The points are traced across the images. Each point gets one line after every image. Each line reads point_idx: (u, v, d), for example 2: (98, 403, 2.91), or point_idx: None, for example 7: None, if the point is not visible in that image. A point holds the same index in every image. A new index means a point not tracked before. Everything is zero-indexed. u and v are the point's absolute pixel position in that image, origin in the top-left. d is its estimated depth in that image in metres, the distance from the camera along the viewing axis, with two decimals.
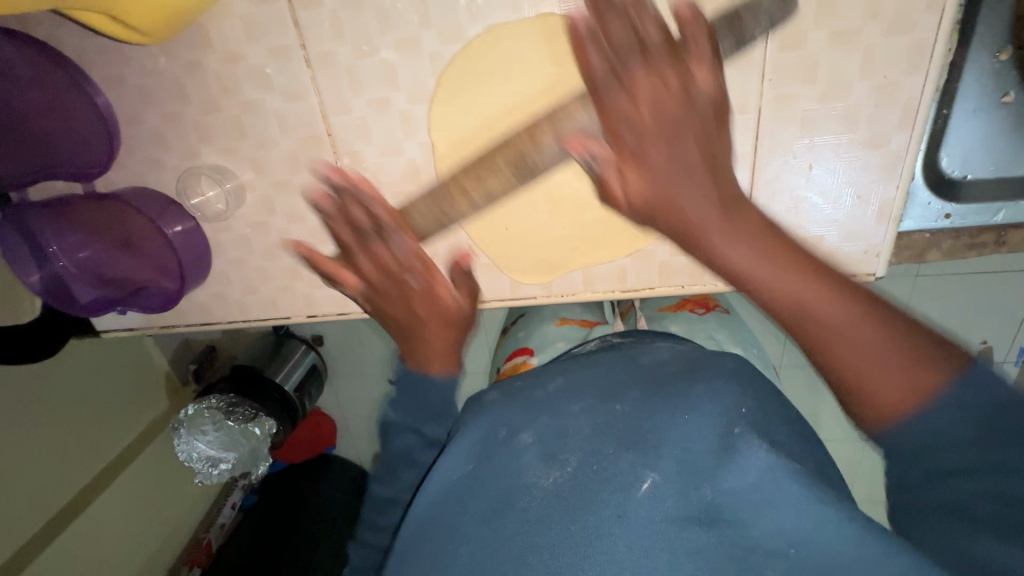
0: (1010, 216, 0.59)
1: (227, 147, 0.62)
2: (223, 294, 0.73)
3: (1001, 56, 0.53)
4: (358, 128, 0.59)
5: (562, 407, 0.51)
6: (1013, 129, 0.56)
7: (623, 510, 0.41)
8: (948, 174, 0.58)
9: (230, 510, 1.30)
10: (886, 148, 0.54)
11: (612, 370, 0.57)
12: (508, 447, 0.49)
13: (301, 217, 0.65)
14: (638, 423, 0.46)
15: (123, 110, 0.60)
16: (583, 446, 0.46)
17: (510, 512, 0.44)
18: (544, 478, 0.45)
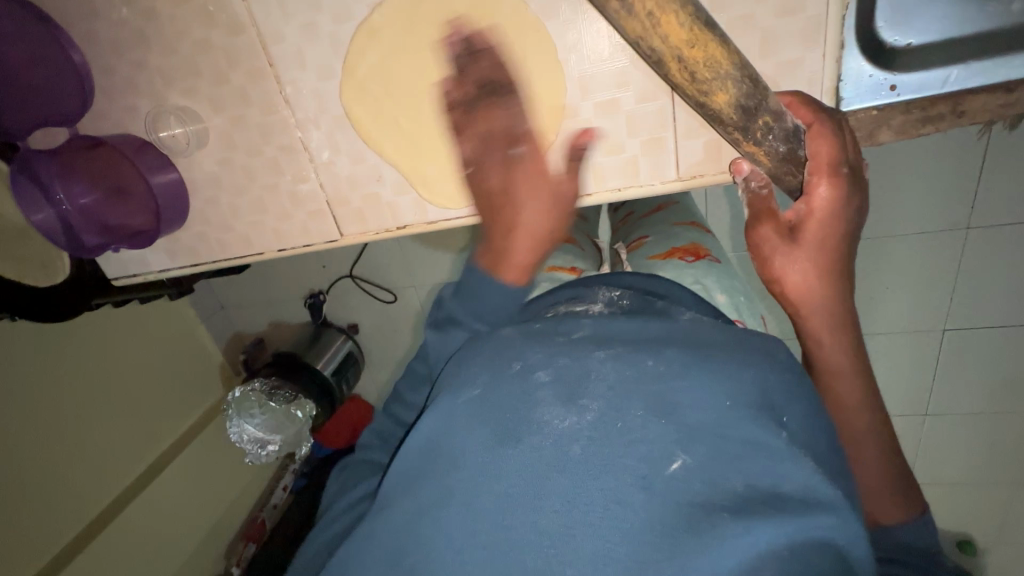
0: (962, 80, 0.55)
1: (188, 88, 0.68)
2: (204, 233, 0.80)
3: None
4: (295, 55, 0.63)
5: (586, 354, 0.50)
6: None
7: (630, 468, 0.42)
8: (887, 42, 0.55)
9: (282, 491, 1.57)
10: (803, 16, 0.52)
11: (646, 329, 0.53)
12: (527, 381, 0.48)
13: (259, 150, 0.71)
14: (661, 390, 0.46)
15: (100, 62, 0.68)
16: (604, 396, 0.46)
17: (519, 448, 0.45)
18: (560, 420, 0.45)
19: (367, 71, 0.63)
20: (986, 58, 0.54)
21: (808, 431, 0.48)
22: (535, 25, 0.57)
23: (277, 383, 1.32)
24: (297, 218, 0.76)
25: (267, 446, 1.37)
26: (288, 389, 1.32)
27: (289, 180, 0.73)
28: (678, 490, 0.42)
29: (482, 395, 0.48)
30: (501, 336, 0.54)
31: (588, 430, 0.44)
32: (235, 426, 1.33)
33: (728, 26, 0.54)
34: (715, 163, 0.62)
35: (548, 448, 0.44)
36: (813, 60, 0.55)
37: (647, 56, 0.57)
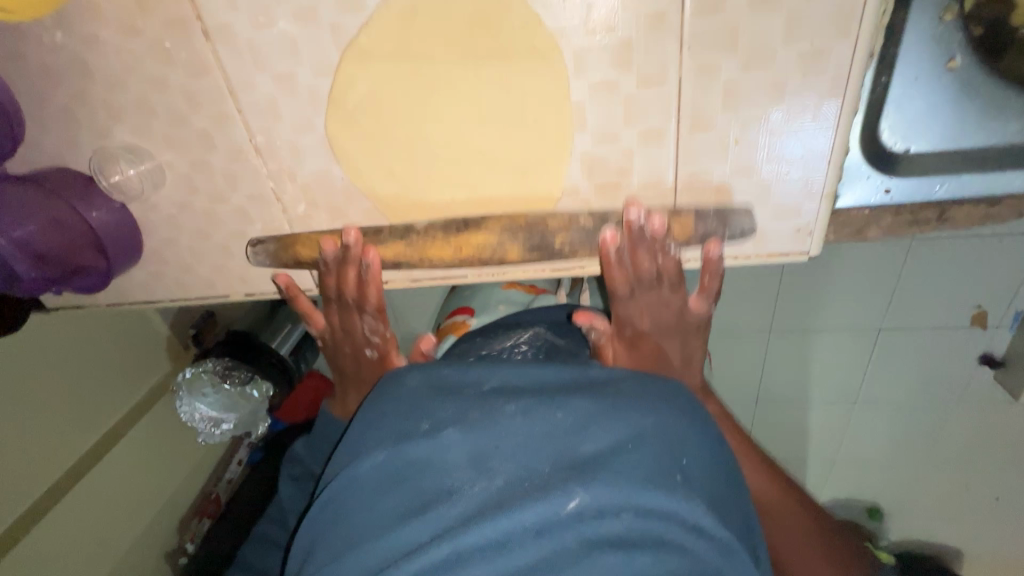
0: (952, 190, 0.56)
1: (139, 126, 0.60)
2: (160, 273, 0.73)
3: (945, 17, 0.51)
4: (269, 105, 0.57)
5: (496, 407, 0.48)
6: (956, 95, 0.53)
7: (521, 520, 0.40)
8: (887, 145, 0.55)
9: (236, 466, 1.22)
10: (810, 123, 0.52)
11: (556, 371, 0.53)
12: (433, 443, 0.46)
13: (224, 196, 0.64)
14: (568, 443, 0.45)
15: (30, 88, 0.58)
16: (510, 456, 0.45)
17: (424, 518, 0.43)
18: (466, 483, 0.44)
19: (358, 106, 0.55)
20: (974, 173, 0.55)
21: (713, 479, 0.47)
22: (545, 96, 0.53)
23: (232, 364, 1.08)
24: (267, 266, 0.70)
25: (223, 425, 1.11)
26: (246, 371, 1.09)
27: (259, 229, 0.67)
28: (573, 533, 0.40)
29: (389, 461, 0.47)
30: (411, 387, 0.54)
31: (490, 495, 0.43)
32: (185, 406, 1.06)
33: (739, 125, 0.52)
34: None
35: (448, 510, 0.43)
36: (816, 166, 0.54)
37: (654, 144, 0.54)
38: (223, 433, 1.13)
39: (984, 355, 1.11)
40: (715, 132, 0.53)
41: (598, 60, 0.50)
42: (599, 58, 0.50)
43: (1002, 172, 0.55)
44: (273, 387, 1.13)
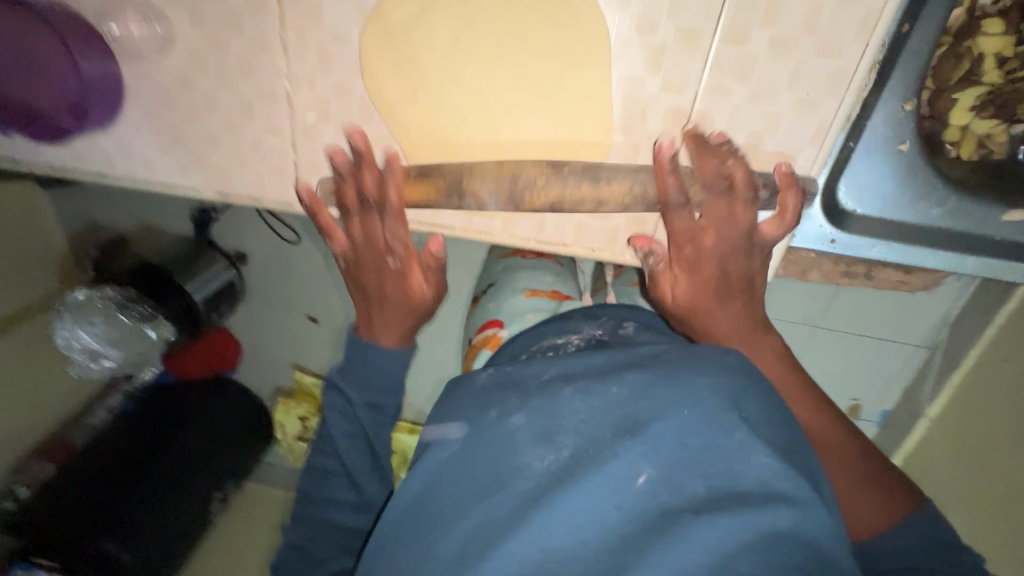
0: (879, 252, 0.70)
1: None
2: (191, 145, 0.79)
3: (906, 106, 0.63)
4: None
5: (557, 390, 0.53)
6: (901, 174, 0.66)
7: (602, 482, 0.45)
8: (841, 204, 0.68)
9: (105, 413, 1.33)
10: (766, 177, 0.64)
11: (605, 356, 0.56)
12: (504, 428, 0.51)
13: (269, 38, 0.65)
14: (635, 412, 0.48)
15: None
16: (575, 428, 0.49)
17: (504, 492, 0.48)
18: (539, 459, 0.48)
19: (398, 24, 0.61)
20: (900, 242, 0.69)
21: (770, 421, 0.49)
22: (577, 44, 0.59)
23: (132, 297, 1.20)
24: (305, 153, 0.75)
25: (101, 359, 1.30)
26: (144, 308, 1.21)
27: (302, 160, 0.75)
28: (648, 500, 0.44)
29: (468, 445, 0.52)
30: (480, 385, 0.59)
31: (563, 464, 0.47)
32: (65, 331, 1.23)
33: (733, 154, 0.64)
34: None
35: (526, 486, 0.47)
36: None
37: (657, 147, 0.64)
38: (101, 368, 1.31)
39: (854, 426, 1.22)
40: None
41: (635, 54, 0.59)
42: (635, 54, 0.59)
43: (925, 250, 0.69)
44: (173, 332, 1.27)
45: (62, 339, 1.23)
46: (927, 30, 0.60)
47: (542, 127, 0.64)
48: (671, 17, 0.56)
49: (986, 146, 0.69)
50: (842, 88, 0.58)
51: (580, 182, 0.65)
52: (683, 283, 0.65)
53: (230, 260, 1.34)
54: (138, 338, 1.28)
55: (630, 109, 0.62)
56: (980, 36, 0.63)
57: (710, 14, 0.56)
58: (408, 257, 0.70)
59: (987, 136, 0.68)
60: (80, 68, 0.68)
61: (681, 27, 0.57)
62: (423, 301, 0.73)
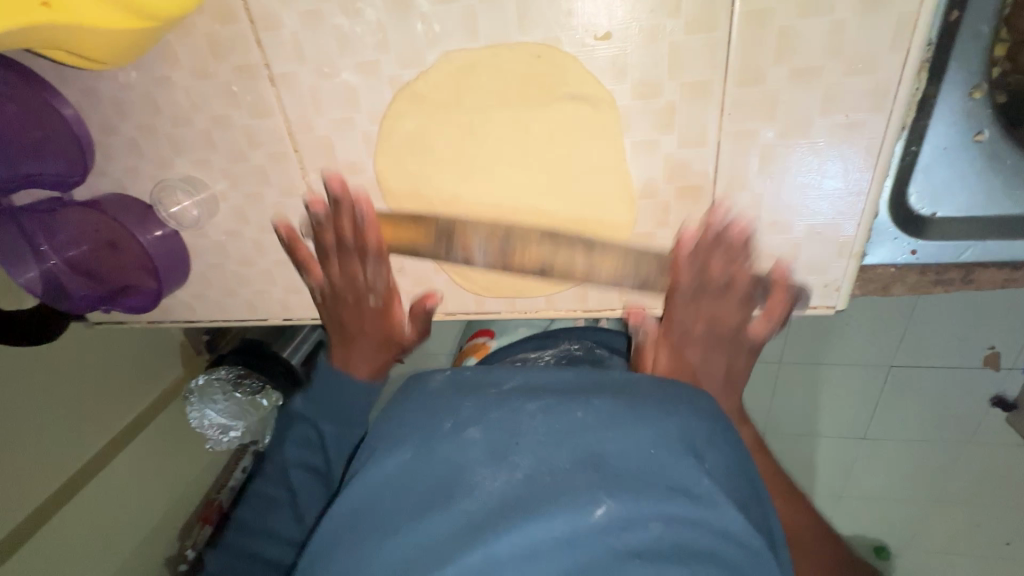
0: (976, 253, 0.58)
1: (201, 160, 0.63)
2: (203, 295, 0.76)
3: (973, 94, 0.53)
4: (313, 95, 0.57)
5: (518, 405, 0.48)
6: (983, 165, 0.55)
7: (557, 518, 0.40)
8: (914, 209, 0.57)
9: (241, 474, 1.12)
10: (816, 216, 0.56)
11: (571, 373, 0.53)
12: (456, 441, 0.46)
13: (244, 155, 0.62)
14: (594, 444, 0.44)
15: (172, 109, 0.60)
16: (534, 451, 0.45)
17: (450, 511, 0.43)
18: (489, 480, 0.44)
19: (404, 138, 0.58)
20: (1000, 239, 0.57)
21: (729, 470, 0.48)
22: (578, 121, 0.54)
23: (242, 373, 1.01)
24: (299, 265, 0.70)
25: (230, 431, 1.07)
26: (255, 380, 1.01)
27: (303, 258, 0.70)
28: (604, 540, 0.40)
29: (416, 455, 0.47)
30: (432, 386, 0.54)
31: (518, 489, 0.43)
32: (194, 410, 1.03)
33: (774, 186, 0.55)
34: (739, 299, 0.63)
35: (474, 508, 0.43)
36: (846, 227, 0.56)
37: (691, 198, 0.57)
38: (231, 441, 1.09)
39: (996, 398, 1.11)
40: (749, 193, 0.56)
41: (642, 119, 0.53)
42: (642, 117, 0.53)
43: None
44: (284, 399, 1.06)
45: (194, 419, 1.04)
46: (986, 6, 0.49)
47: (562, 201, 0.59)
48: (670, 74, 0.50)
49: None
50: (889, 102, 0.49)
51: (603, 238, 0.61)
52: (662, 363, 0.64)
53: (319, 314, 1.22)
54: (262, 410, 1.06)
55: (650, 164, 0.55)
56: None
57: (714, 54, 0.49)
58: (388, 295, 0.70)
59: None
60: (144, 242, 0.67)
61: (686, 82, 0.50)
62: (408, 339, 0.76)
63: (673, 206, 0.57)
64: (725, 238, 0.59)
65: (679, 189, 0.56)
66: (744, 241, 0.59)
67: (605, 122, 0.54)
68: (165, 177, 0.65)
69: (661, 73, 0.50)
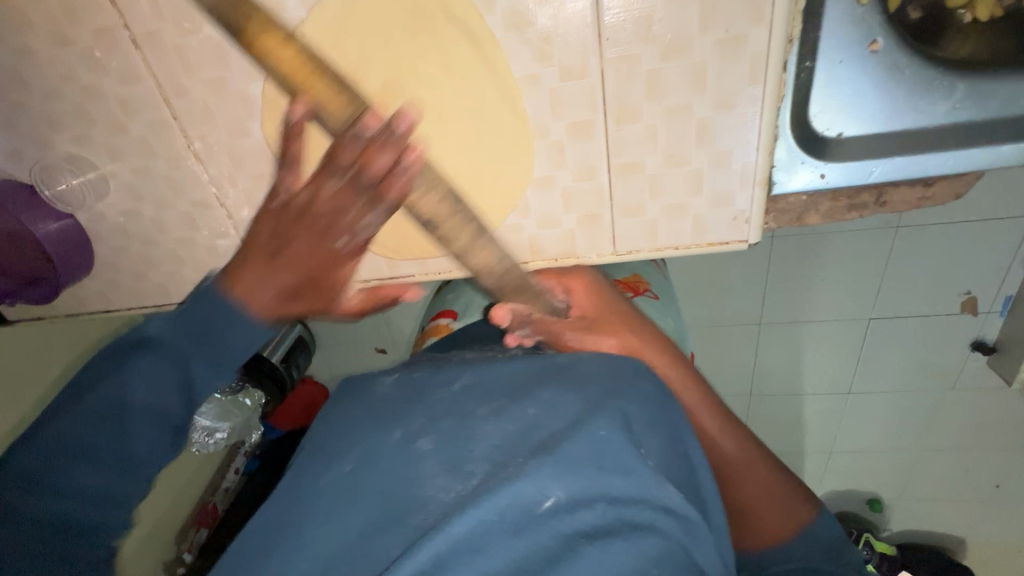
0: (886, 172, 0.55)
1: (80, 136, 0.60)
2: (115, 281, 0.73)
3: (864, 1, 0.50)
4: (179, 56, 0.54)
5: (469, 411, 0.48)
6: (883, 78, 0.53)
7: (505, 504, 0.39)
8: (818, 130, 0.55)
9: (234, 474, 1.23)
10: (714, 147, 0.54)
11: (523, 364, 0.52)
12: (404, 454, 0.45)
13: (124, 127, 0.59)
14: (548, 438, 0.43)
15: (39, 82, 0.57)
16: (485, 445, 0.44)
17: (400, 528, 0.41)
18: (442, 488, 0.42)
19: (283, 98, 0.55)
20: (911, 155, 0.54)
21: (668, 457, 0.46)
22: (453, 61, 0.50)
23: None
24: (203, 242, 0.68)
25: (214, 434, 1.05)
26: None
27: (207, 234, 0.67)
28: (551, 528, 0.40)
29: (358, 470, 0.45)
30: (379, 393, 0.53)
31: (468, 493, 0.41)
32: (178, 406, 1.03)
33: (664, 115, 0.52)
34: (650, 239, 0.61)
35: (427, 518, 0.41)
36: (747, 154, 0.54)
37: (584, 135, 0.54)
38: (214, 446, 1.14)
39: (974, 343, 1.08)
40: (642, 123, 0.53)
41: (519, 52, 0.50)
42: (520, 50, 0.50)
43: (941, 152, 0.54)
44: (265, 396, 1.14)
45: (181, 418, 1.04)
46: None
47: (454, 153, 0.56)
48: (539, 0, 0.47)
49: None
50: (769, 14, 0.46)
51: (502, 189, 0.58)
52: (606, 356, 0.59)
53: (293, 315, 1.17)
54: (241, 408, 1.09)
55: (537, 102, 0.53)
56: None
57: None
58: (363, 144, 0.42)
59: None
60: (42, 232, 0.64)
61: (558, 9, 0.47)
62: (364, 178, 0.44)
63: (569, 144, 0.55)
64: (627, 175, 0.56)
65: (570, 125, 0.54)
66: (645, 177, 0.56)
67: (485, 61, 0.50)
68: (46, 157, 0.62)
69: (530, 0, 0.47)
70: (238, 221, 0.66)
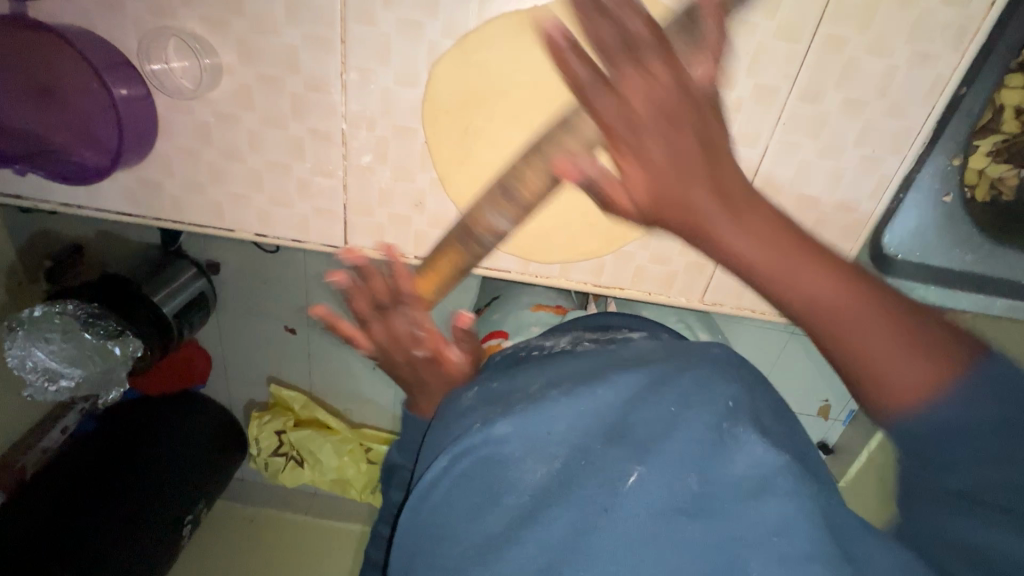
0: (921, 294, 0.69)
1: (216, 19, 0.53)
2: (157, 185, 0.62)
3: (954, 162, 0.63)
4: None
5: (541, 396, 0.46)
6: (941, 222, 0.67)
7: (593, 496, 0.38)
8: (886, 248, 0.67)
9: (59, 433, 1.14)
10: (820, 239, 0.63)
11: (591, 360, 0.51)
12: (483, 444, 0.44)
13: (276, 28, 0.53)
14: (619, 419, 0.42)
15: None
16: (561, 436, 0.42)
17: (496, 509, 0.41)
18: (528, 474, 0.41)
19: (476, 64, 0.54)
20: (940, 286, 0.68)
21: (785, 433, 0.44)
22: None
23: (97, 311, 0.96)
24: (296, 174, 0.61)
25: (58, 380, 1.01)
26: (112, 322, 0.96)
27: (307, 167, 0.60)
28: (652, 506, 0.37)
29: (449, 469, 0.44)
30: (463, 405, 0.51)
31: (552, 477, 0.40)
32: (18, 349, 0.97)
33: (797, 199, 0.60)
34: (734, 299, 0.69)
35: (516, 503, 0.40)
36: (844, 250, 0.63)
37: None
38: (59, 390, 1.02)
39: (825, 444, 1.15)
40: (779, 201, 0.60)
41: None
42: None
43: (960, 292, 0.68)
44: (142, 348, 0.99)
45: (16, 358, 0.98)
46: (981, 93, 0.59)
47: None
48: (748, 72, 0.54)
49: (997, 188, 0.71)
50: (905, 149, 0.57)
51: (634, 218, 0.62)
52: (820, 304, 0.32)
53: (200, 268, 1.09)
54: (100, 358, 1.00)
55: None
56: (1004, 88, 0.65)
57: (789, 70, 0.53)
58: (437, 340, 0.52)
59: (998, 179, 0.70)
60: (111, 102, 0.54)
61: (758, 84, 0.54)
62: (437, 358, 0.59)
63: None
64: None
65: None
66: None
67: None
68: (161, 26, 0.53)
69: (741, 68, 0.54)
70: (351, 165, 0.61)
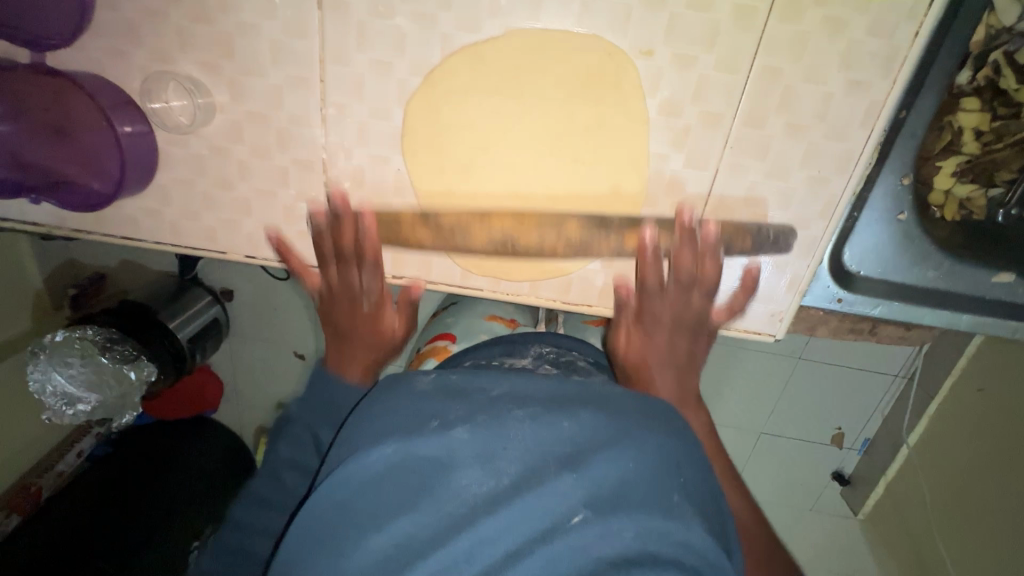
0: (884, 311, 0.70)
1: (209, 63, 0.59)
2: (157, 212, 0.68)
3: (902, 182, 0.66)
4: (358, 28, 0.56)
5: (505, 412, 0.50)
6: (899, 240, 0.69)
7: (525, 515, 0.44)
8: (847, 265, 0.70)
9: (74, 457, 1.18)
10: (777, 256, 0.65)
11: (560, 383, 0.54)
12: (439, 442, 0.48)
13: (262, 70, 0.59)
14: (575, 450, 0.47)
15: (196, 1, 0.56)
16: (515, 453, 0.47)
17: (429, 506, 0.46)
18: (473, 482, 0.46)
19: (441, 96, 0.59)
20: (903, 303, 0.70)
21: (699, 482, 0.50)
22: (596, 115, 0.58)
23: (116, 337, 1.01)
24: (281, 200, 0.66)
25: (75, 404, 1.06)
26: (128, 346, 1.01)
27: (291, 194, 0.66)
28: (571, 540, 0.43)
29: (395, 462, 0.48)
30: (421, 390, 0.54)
31: (497, 491, 0.45)
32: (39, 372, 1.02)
33: (751, 217, 0.63)
34: None
35: (455, 507, 0.45)
36: (802, 267, 0.66)
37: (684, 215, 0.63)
38: (76, 415, 1.07)
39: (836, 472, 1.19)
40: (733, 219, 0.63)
41: (660, 134, 0.59)
42: (662, 133, 0.59)
43: (924, 308, 0.70)
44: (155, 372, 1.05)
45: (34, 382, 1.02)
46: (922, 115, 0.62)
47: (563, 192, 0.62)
48: (693, 99, 0.58)
49: (967, 208, 0.74)
50: (850, 170, 0.60)
51: (597, 237, 0.65)
52: None
53: (214, 296, 1.16)
54: (116, 383, 1.05)
55: (658, 175, 0.61)
56: (959, 110, 0.68)
57: (730, 96, 0.57)
58: (383, 300, 0.70)
59: (966, 199, 0.73)
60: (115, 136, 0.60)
61: (704, 111, 0.58)
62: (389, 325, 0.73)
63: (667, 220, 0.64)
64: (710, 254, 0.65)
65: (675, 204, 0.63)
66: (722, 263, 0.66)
67: (633, 132, 0.59)
68: (161, 70, 0.59)
69: (685, 96, 0.57)
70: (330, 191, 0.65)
